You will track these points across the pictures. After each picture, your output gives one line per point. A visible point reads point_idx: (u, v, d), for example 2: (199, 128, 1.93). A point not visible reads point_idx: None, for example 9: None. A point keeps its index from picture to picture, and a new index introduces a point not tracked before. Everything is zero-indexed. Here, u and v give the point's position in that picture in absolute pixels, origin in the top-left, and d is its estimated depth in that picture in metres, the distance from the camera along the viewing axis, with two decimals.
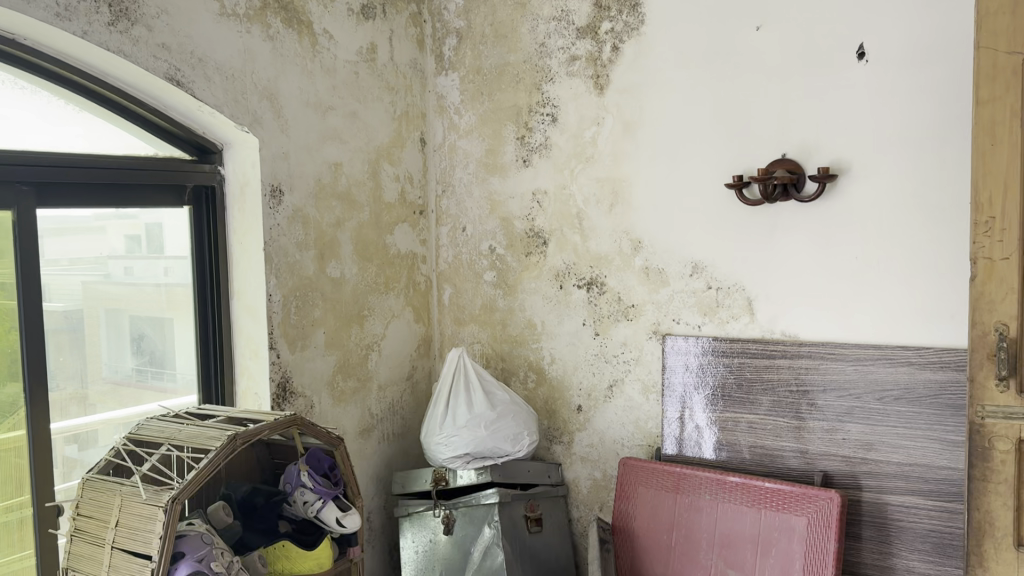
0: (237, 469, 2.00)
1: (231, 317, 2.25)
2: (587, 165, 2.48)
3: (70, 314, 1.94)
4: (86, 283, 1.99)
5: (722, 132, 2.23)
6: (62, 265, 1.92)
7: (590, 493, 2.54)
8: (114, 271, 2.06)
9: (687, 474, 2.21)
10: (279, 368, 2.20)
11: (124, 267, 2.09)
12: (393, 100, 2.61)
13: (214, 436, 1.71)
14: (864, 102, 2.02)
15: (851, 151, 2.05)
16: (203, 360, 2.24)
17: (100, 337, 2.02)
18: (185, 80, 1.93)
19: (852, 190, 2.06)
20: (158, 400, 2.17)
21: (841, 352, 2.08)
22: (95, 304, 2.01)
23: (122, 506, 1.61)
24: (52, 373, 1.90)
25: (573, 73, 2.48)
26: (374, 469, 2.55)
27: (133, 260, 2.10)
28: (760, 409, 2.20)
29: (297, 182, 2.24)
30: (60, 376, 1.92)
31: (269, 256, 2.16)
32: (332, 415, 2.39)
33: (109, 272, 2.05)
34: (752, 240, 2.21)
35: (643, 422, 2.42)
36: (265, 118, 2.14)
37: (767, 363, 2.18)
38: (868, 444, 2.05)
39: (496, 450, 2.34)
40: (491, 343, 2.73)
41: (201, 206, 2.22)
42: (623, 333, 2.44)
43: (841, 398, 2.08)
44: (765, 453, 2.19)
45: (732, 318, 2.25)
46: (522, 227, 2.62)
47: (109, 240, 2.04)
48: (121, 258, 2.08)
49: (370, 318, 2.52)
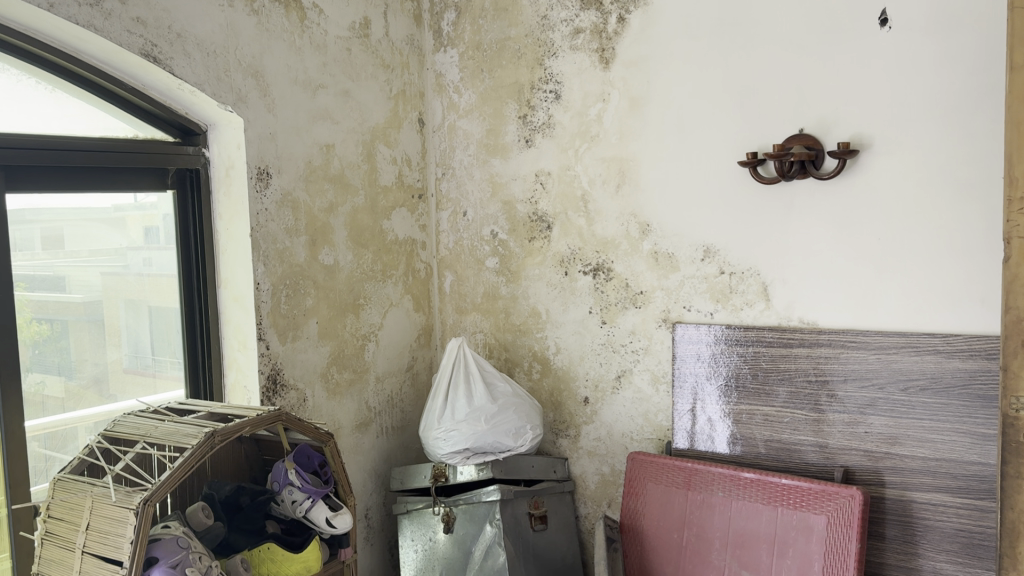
0: (223, 466, 1.90)
1: (219, 307, 2.15)
2: (592, 144, 2.35)
3: (47, 305, 1.83)
4: (107, 274, 1.98)
5: (735, 107, 2.10)
6: (36, 259, 1.81)
7: (597, 489, 2.43)
8: (133, 262, 2.03)
9: (699, 470, 2.09)
10: (268, 360, 2.09)
11: (143, 258, 2.05)
12: (389, 79, 2.49)
13: (190, 434, 1.60)
14: (887, 72, 1.89)
15: (873, 124, 1.91)
16: (190, 352, 2.14)
17: (83, 331, 1.93)
18: (162, 56, 1.82)
19: (874, 167, 1.92)
20: (137, 395, 2.05)
21: (862, 340, 1.95)
22: (116, 295, 1.99)
23: (92, 508, 1.51)
24: (34, 363, 1.81)
25: (576, 47, 2.35)
26: (373, 464, 2.45)
27: (154, 250, 2.07)
28: (777, 400, 2.07)
29: (285, 165, 2.13)
30: (41, 369, 1.82)
31: (257, 243, 2.05)
32: (327, 409, 2.29)
33: (128, 263, 2.02)
34: (768, 221, 2.07)
35: (652, 414, 2.30)
36: (250, 97, 2.03)
37: (783, 352, 2.06)
38: (892, 439, 1.92)
39: (496, 445, 2.20)
40: (494, 333, 2.61)
41: (185, 190, 2.11)
42: (631, 321, 2.32)
43: (862, 388, 1.96)
44: (782, 447, 2.07)
45: (746, 305, 2.12)
46: (525, 211, 2.50)
47: (93, 229, 1.94)
48: (141, 250, 2.05)
49: (365, 306, 2.41)
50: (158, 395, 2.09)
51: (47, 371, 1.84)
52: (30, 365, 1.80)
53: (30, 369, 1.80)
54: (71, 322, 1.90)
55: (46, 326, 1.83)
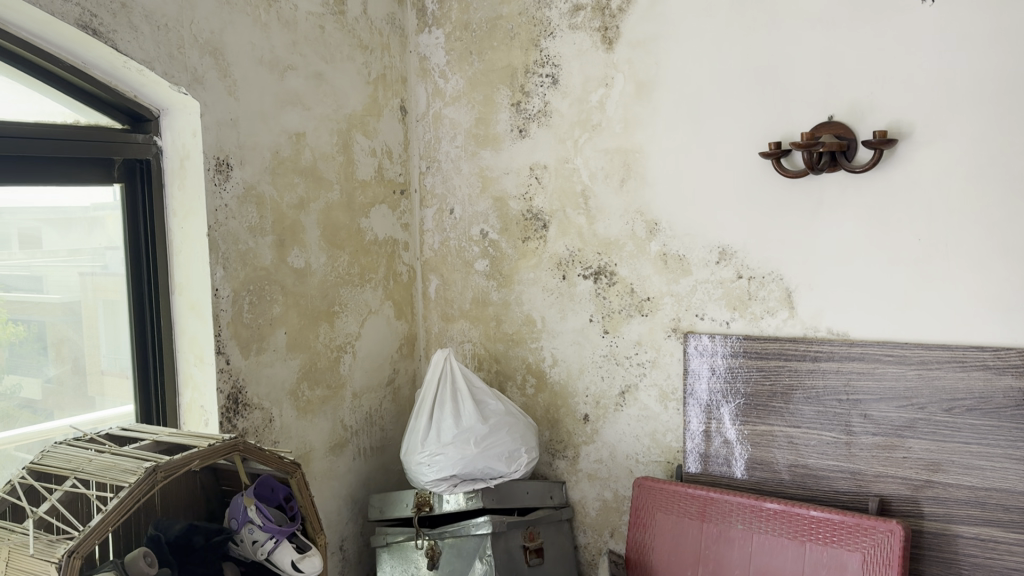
0: (173, 499, 1.65)
1: (172, 316, 1.89)
2: (593, 134, 2.12)
3: (26, 321, 1.68)
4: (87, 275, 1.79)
5: (755, 92, 1.88)
6: (20, 258, 1.66)
7: (598, 517, 2.19)
8: (112, 262, 1.83)
9: (714, 498, 1.85)
10: (229, 376, 1.84)
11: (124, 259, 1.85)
12: (367, 62, 2.25)
13: (126, 469, 1.36)
14: (929, 51, 1.67)
15: (914, 110, 1.69)
16: (141, 366, 1.87)
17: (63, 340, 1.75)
18: (103, 28, 1.57)
19: (914, 158, 1.70)
20: (69, 417, 1.77)
21: (901, 353, 1.73)
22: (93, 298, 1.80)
23: (8, 561, 1.26)
24: (23, 366, 1.67)
25: (576, 26, 2.12)
26: (350, 490, 2.21)
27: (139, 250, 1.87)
28: (802, 421, 1.84)
29: (249, 155, 1.88)
30: (20, 371, 1.67)
31: (214, 243, 1.80)
32: (296, 431, 2.03)
33: (106, 264, 1.82)
34: (792, 220, 1.85)
35: (660, 434, 2.07)
36: (208, 78, 1.78)
37: (810, 367, 1.83)
38: (935, 465, 1.70)
39: (487, 471, 1.95)
40: (484, 343, 2.38)
41: (135, 184, 1.85)
42: (637, 331, 2.09)
43: (900, 408, 1.73)
44: (807, 474, 1.84)
45: (767, 313, 1.90)
46: (518, 208, 2.27)
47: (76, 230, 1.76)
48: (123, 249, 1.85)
49: (341, 314, 2.17)
50: (81, 418, 1.79)
51: (21, 373, 1.67)
52: (4, 368, 1.64)
53: (7, 373, 1.64)
54: (47, 325, 1.72)
55: (23, 328, 1.67)
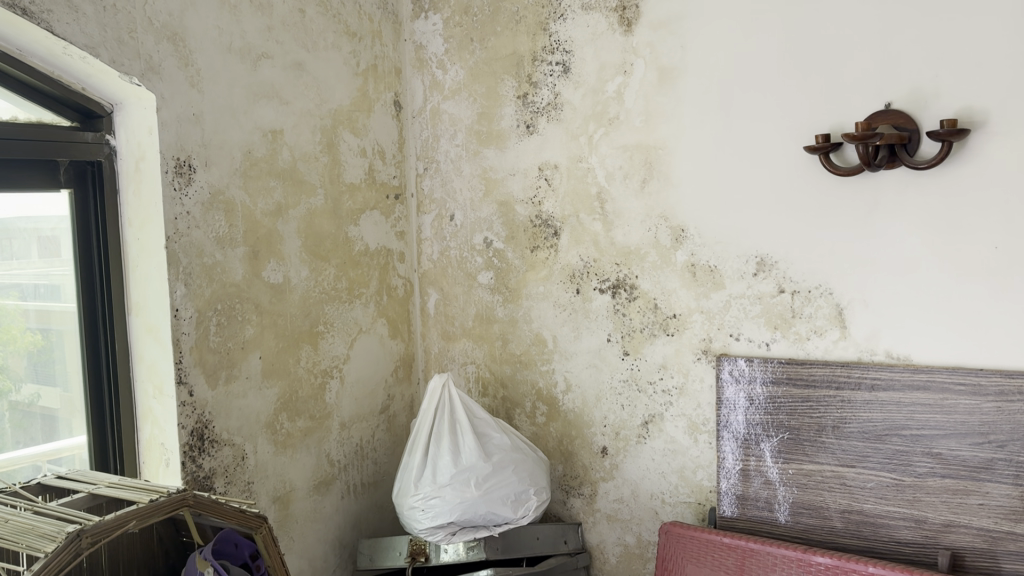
0: (120, 557, 1.41)
1: (130, 340, 1.65)
2: (610, 129, 1.87)
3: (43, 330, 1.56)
4: None
5: (798, 78, 1.62)
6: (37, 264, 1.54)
7: (619, 563, 1.94)
8: None
9: (755, 550, 1.59)
10: (193, 410, 1.60)
11: None
12: (355, 50, 2.01)
13: (44, 535, 1.10)
14: (1009, 23, 1.39)
15: (990, 93, 1.42)
16: (95, 399, 1.63)
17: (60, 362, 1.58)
18: (36, 7, 1.32)
19: (990, 151, 1.43)
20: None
21: (976, 383, 1.46)
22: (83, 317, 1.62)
23: None
24: (37, 377, 1.55)
25: (589, 6, 1.87)
26: (337, 533, 1.97)
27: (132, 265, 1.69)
28: (857, 460, 1.58)
29: (215, 155, 1.64)
30: (40, 379, 1.55)
31: (174, 256, 1.56)
32: (274, 469, 1.79)
33: None
34: (842, 226, 1.59)
35: (689, 471, 1.81)
36: (166, 67, 1.54)
37: (866, 397, 1.57)
38: (1018, 515, 1.42)
39: (491, 517, 1.70)
40: (489, 365, 2.13)
41: (86, 190, 1.61)
42: (661, 353, 1.83)
43: (975, 447, 1.46)
44: (863, 521, 1.57)
45: (814, 334, 1.64)
46: (526, 214, 2.02)
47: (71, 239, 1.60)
48: None
49: (327, 334, 1.93)
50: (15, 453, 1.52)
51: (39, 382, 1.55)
52: (21, 377, 1.52)
53: (27, 380, 1.53)
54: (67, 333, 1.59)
55: (40, 337, 1.56)
